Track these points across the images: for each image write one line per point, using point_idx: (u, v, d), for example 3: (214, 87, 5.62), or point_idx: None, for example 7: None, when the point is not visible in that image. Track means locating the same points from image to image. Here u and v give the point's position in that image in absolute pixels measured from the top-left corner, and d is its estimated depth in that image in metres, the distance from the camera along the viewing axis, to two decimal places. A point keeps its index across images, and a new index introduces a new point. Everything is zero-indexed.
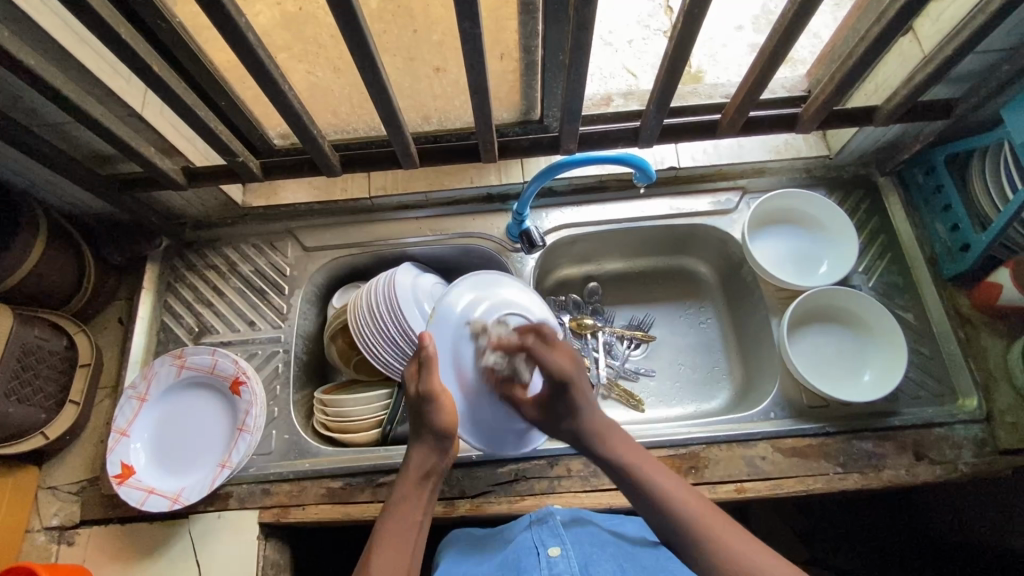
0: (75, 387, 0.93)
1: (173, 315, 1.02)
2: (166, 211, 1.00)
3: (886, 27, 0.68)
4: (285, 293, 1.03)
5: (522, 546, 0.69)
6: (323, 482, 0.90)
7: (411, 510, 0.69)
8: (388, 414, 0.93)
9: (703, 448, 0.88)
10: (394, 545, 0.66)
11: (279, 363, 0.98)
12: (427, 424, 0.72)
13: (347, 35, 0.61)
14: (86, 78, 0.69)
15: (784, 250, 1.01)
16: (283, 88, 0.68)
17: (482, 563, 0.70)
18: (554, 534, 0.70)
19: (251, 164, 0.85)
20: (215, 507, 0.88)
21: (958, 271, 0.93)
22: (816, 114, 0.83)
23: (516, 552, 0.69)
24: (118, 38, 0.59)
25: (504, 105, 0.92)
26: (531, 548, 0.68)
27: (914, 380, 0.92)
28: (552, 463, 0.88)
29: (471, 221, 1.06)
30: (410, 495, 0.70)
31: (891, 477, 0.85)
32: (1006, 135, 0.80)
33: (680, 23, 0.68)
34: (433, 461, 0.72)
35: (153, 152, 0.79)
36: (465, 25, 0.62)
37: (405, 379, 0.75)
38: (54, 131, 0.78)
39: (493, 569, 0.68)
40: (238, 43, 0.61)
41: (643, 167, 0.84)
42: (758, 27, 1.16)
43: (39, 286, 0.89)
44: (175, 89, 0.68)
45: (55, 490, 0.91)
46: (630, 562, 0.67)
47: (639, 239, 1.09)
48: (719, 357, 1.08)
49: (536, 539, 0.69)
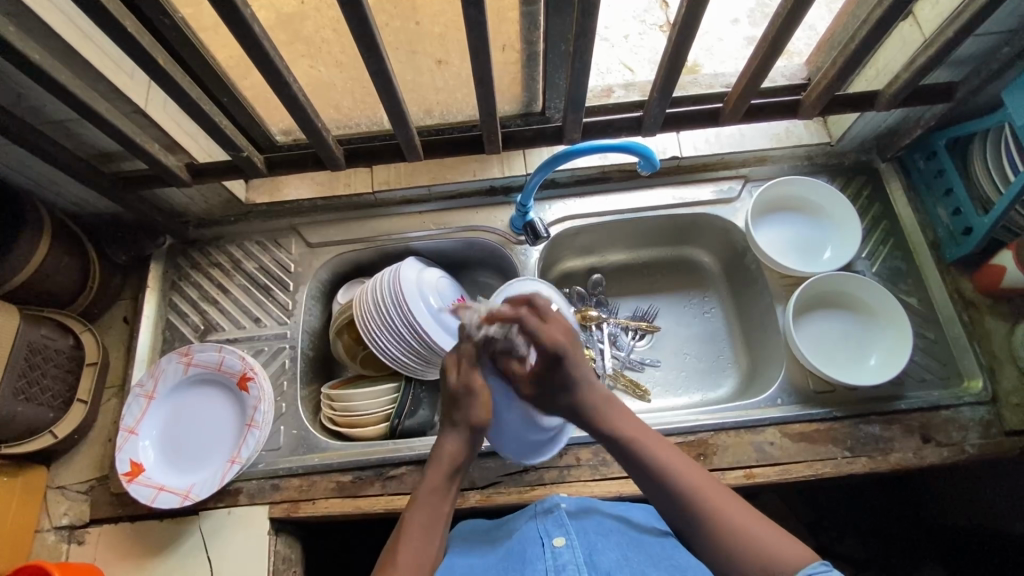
0: (83, 387, 0.93)
1: (179, 313, 1.02)
2: (170, 209, 1.00)
3: (888, 10, 0.69)
4: (290, 289, 1.03)
5: (528, 536, 0.69)
6: (332, 476, 0.89)
7: (437, 500, 0.68)
8: (394, 408, 0.94)
9: (711, 435, 0.89)
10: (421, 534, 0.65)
11: (285, 359, 0.98)
12: (464, 414, 0.71)
13: (352, 25, 0.61)
14: (91, 74, 0.69)
15: (789, 238, 1.02)
16: (288, 80, 0.68)
17: (487, 554, 0.70)
18: (559, 524, 0.69)
19: (256, 159, 0.85)
20: (225, 504, 0.89)
21: (958, 255, 0.94)
22: (819, 99, 0.83)
23: (522, 543, 0.68)
24: (123, 31, 0.59)
25: (506, 98, 0.93)
26: (536, 538, 0.68)
27: (919, 364, 0.93)
28: (560, 453, 0.89)
29: (475, 214, 1.06)
30: (437, 484, 0.68)
31: (899, 460, 0.86)
32: (1006, 118, 0.81)
33: (683, 10, 0.68)
34: (462, 453, 0.71)
35: (157, 148, 0.80)
36: (470, 12, 0.62)
37: (444, 368, 0.74)
38: (59, 130, 0.78)
39: (499, 559, 0.67)
40: (243, 34, 0.61)
41: (647, 155, 0.84)
42: (754, 20, 1.16)
43: (44, 286, 0.89)
44: (178, 82, 0.68)
45: (64, 490, 0.91)
46: (636, 549, 0.66)
47: (642, 230, 1.09)
48: (724, 345, 1.08)
49: (542, 530, 0.69)
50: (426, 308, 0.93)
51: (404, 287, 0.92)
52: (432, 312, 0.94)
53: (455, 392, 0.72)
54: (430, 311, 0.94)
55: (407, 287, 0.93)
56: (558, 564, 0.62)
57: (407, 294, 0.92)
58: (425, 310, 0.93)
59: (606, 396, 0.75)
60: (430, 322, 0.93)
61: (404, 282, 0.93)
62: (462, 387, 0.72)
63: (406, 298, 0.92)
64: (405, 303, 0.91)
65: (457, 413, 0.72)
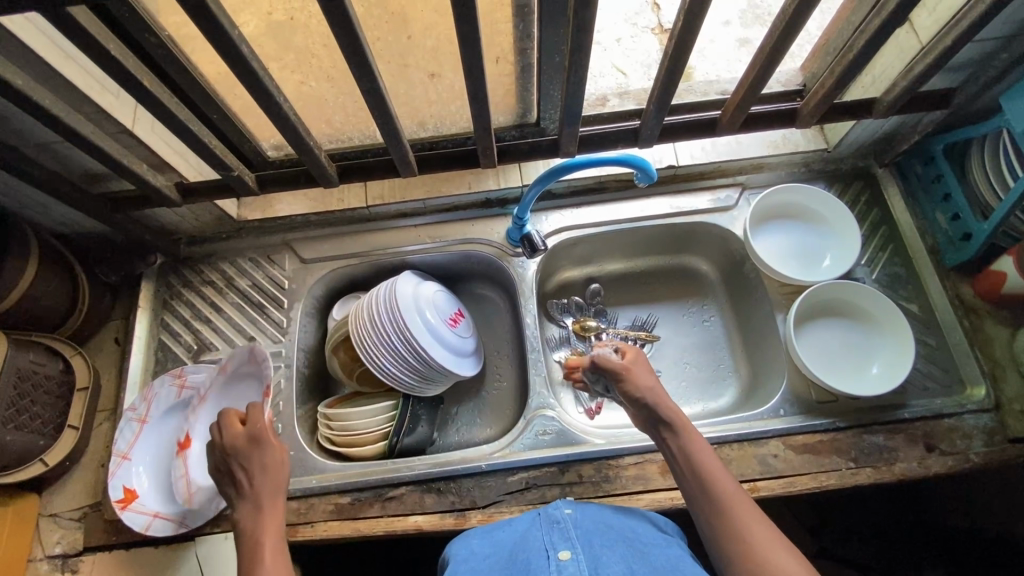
0: (74, 412, 0.91)
1: (171, 333, 1.00)
2: (161, 228, 0.98)
3: (886, 20, 0.68)
4: (285, 307, 1.01)
5: (532, 547, 0.67)
6: (331, 498, 0.88)
7: (270, 528, 0.71)
8: (393, 426, 0.92)
9: (715, 449, 0.88)
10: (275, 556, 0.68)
11: (280, 379, 0.97)
12: (256, 461, 0.76)
13: (341, 43, 0.60)
14: (75, 96, 0.68)
15: (788, 246, 1.01)
16: (277, 99, 0.67)
17: (489, 559, 0.68)
18: (564, 537, 0.67)
19: (247, 178, 0.83)
20: (221, 529, 0.87)
21: (958, 260, 0.93)
22: (816, 108, 0.83)
23: (526, 554, 0.66)
24: (107, 55, 0.58)
25: (500, 109, 0.92)
26: (541, 550, 0.65)
27: (921, 371, 0.92)
28: (562, 470, 0.88)
29: (471, 227, 1.05)
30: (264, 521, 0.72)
31: (904, 470, 0.85)
32: (1004, 124, 0.80)
33: (679, 24, 0.67)
34: (275, 488, 0.75)
35: (145, 169, 0.78)
36: (464, 30, 0.61)
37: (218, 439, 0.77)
38: (44, 151, 0.76)
39: (502, 569, 0.65)
40: (232, 55, 0.59)
41: (644, 168, 0.83)
42: (745, 22, 1.15)
43: (33, 310, 0.87)
44: (166, 104, 0.66)
45: (57, 518, 0.89)
46: (641, 562, 0.64)
47: (640, 239, 1.08)
48: (724, 354, 1.07)
49: (546, 542, 0.67)
50: (428, 325, 0.93)
51: (410, 301, 0.93)
52: (434, 329, 0.93)
53: (243, 451, 0.76)
54: (434, 328, 0.93)
55: (406, 302, 0.92)
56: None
57: (411, 310, 0.92)
58: (427, 325, 0.93)
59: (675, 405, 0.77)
60: (431, 338, 0.92)
61: (399, 295, 0.92)
62: (243, 440, 0.77)
63: (405, 313, 0.91)
64: (405, 317, 0.91)
65: (259, 469, 0.76)
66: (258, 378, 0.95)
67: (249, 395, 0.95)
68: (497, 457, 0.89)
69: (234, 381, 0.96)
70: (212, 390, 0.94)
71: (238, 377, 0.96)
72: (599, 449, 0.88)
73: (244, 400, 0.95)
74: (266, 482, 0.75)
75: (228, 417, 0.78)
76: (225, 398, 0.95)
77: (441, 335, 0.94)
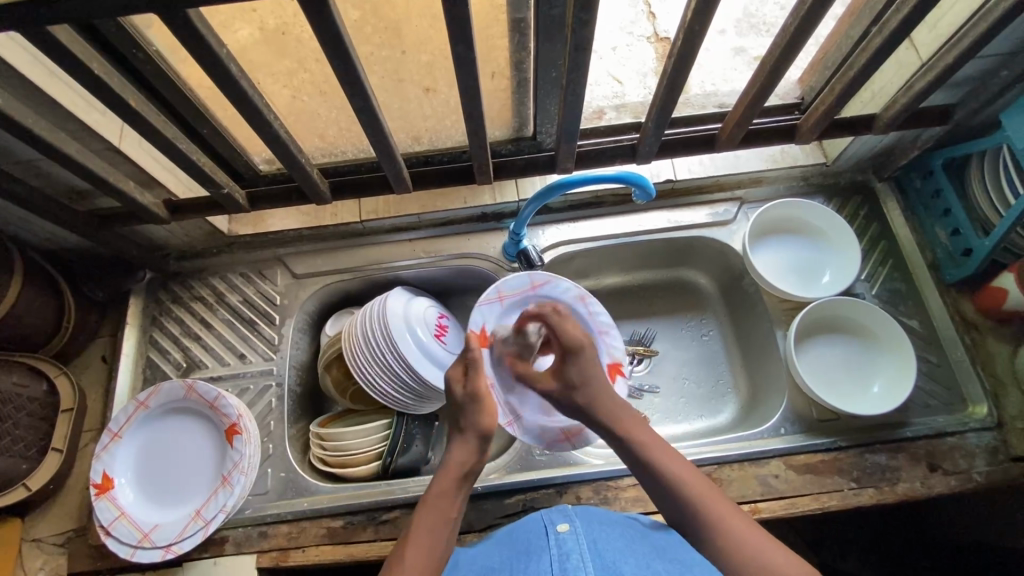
0: (58, 434, 0.89)
1: (160, 351, 0.98)
2: (149, 243, 0.96)
3: (888, 39, 0.66)
4: (276, 323, 0.99)
5: (531, 527, 0.63)
6: (322, 522, 0.86)
7: (445, 504, 0.66)
8: (387, 446, 0.89)
9: (715, 469, 0.86)
10: (431, 531, 0.63)
11: (272, 398, 0.95)
12: (473, 423, 0.72)
13: (334, 64, 0.58)
14: (57, 113, 0.66)
15: (787, 261, 1.00)
16: (268, 118, 0.65)
17: (488, 550, 0.64)
18: (564, 514, 0.63)
19: (237, 195, 0.81)
20: (210, 554, 0.85)
21: (959, 276, 0.92)
22: (817, 123, 0.82)
23: (525, 534, 0.62)
24: (91, 75, 0.56)
25: (497, 124, 0.90)
26: (540, 528, 0.61)
27: (922, 389, 0.91)
28: (560, 491, 0.86)
29: (466, 241, 1.03)
30: (444, 491, 0.67)
31: (907, 491, 0.84)
32: (1005, 139, 0.78)
33: (681, 41, 0.65)
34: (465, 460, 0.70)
35: (132, 186, 0.76)
36: (459, 48, 0.59)
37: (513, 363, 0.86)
38: (26, 168, 0.74)
39: (504, 553, 0.61)
40: (219, 74, 0.58)
41: (643, 184, 0.82)
42: (740, 31, 1.13)
43: (16, 329, 0.86)
44: (153, 123, 0.64)
45: (40, 542, 0.87)
46: (640, 540, 0.61)
47: (639, 253, 1.07)
48: (723, 369, 1.06)
49: (545, 520, 0.63)
50: (515, 312, 0.92)
51: (531, 282, 0.91)
52: (495, 311, 0.90)
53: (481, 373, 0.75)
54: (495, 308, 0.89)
55: (522, 279, 0.91)
56: (564, 550, 0.55)
57: (524, 289, 0.91)
58: (510, 303, 0.91)
59: (621, 401, 0.75)
60: (502, 331, 0.90)
61: (601, 319, 0.93)
62: (467, 394, 0.73)
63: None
64: (519, 308, 0.92)
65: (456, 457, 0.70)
66: (189, 414, 0.90)
67: (179, 433, 0.89)
68: (493, 478, 0.87)
69: (163, 420, 0.90)
70: (130, 427, 0.88)
71: (166, 416, 0.90)
72: (597, 470, 0.87)
73: (171, 437, 0.89)
74: (456, 467, 0.69)
75: (453, 371, 0.76)
76: (148, 439, 0.89)
77: (484, 325, 0.88)
